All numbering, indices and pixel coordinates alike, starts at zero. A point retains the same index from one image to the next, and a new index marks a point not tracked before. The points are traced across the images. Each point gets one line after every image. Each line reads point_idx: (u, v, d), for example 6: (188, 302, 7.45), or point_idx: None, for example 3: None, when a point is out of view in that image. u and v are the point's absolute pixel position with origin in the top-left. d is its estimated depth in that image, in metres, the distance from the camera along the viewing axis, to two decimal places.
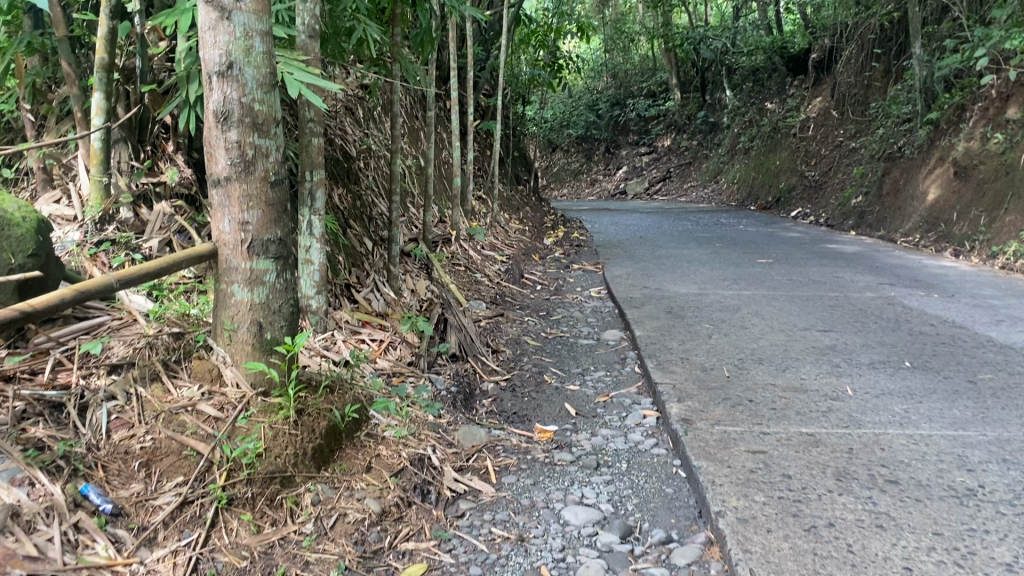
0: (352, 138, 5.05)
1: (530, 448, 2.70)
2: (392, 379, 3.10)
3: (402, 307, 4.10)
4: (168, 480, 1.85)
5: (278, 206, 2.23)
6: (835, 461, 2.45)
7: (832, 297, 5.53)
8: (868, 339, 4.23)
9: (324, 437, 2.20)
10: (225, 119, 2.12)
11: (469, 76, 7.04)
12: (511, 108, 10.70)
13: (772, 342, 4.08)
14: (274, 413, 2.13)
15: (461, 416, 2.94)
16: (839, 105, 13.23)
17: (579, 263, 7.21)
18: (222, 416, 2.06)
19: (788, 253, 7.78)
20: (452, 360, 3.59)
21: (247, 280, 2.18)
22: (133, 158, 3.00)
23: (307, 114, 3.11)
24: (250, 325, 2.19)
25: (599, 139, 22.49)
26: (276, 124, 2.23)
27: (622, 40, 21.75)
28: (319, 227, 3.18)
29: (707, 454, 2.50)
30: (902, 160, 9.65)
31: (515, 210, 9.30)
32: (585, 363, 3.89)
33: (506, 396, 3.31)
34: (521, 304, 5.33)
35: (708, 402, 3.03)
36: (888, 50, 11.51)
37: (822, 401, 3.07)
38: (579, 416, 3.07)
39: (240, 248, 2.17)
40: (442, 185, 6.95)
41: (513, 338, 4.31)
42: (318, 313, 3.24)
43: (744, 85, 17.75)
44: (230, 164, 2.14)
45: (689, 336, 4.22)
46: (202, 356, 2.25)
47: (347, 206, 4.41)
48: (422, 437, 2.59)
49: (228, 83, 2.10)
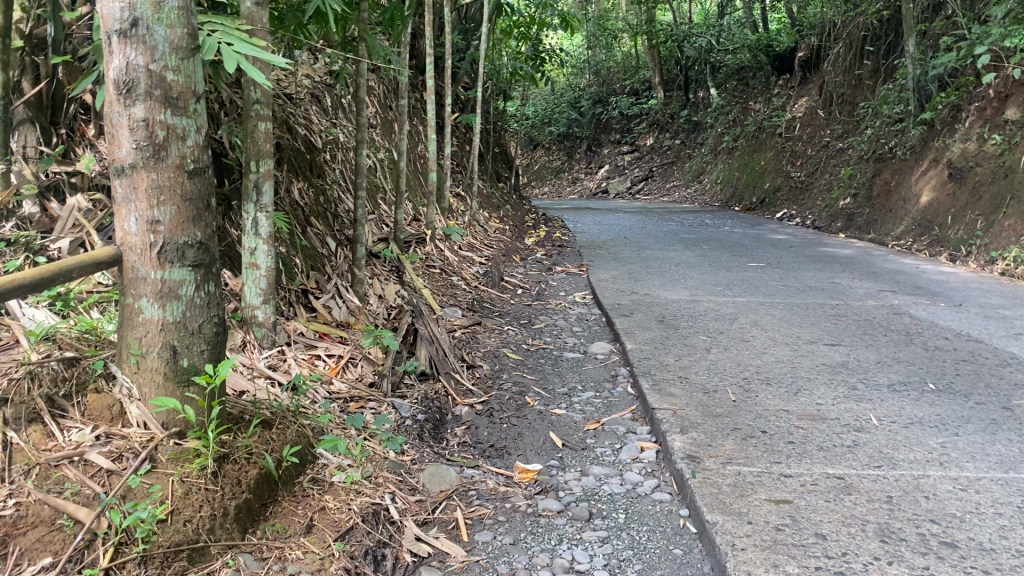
0: (316, 126, 4.62)
1: (510, 493, 2.26)
2: (349, 404, 2.68)
3: (367, 316, 3.67)
4: (30, 564, 1.42)
5: (199, 202, 1.80)
6: (876, 515, 2.04)
7: (833, 305, 5.13)
8: (880, 355, 3.83)
9: (252, 491, 1.78)
10: (129, 91, 1.69)
11: (447, 64, 6.60)
12: (492, 101, 10.27)
13: (778, 358, 3.68)
14: (188, 462, 1.71)
15: (429, 451, 2.50)
16: (825, 105, 12.88)
17: (562, 265, 6.78)
18: (117, 470, 1.63)
19: (780, 257, 7.41)
20: (421, 380, 3.15)
21: (157, 294, 1.75)
22: (42, 143, 2.56)
23: (252, 94, 2.67)
24: (161, 350, 1.76)
25: (581, 137, 22.10)
26: (196, 98, 1.79)
27: (604, 37, 21.35)
28: (266, 226, 2.73)
29: (721, 505, 2.08)
30: (893, 160, 9.30)
31: (495, 207, 8.90)
32: (572, 381, 3.46)
33: (482, 422, 2.88)
34: (500, 310, 4.89)
35: (716, 434, 2.61)
36: (878, 48, 11.18)
37: (845, 434, 2.66)
38: (565, 449, 2.65)
39: (149, 253, 1.74)
40: (417, 180, 6.49)
41: (491, 351, 3.87)
42: (263, 325, 2.80)
43: (728, 83, 17.42)
44: (137, 149, 1.71)
45: (687, 349, 3.81)
46: (100, 389, 1.81)
47: (309, 203, 3.98)
48: (379, 482, 2.17)
49: (132, 44, 1.66)
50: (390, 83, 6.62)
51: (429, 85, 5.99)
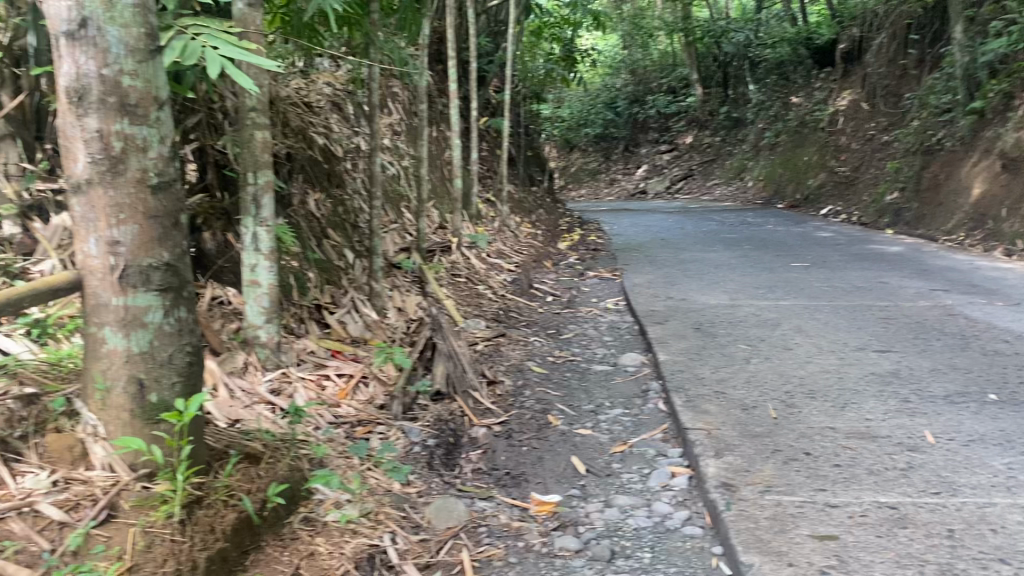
0: (336, 135, 4.48)
1: (525, 529, 2.06)
2: (355, 429, 2.51)
3: (384, 331, 3.50)
4: None
5: (166, 218, 1.62)
6: (935, 554, 1.80)
7: (881, 307, 4.84)
8: (934, 362, 3.54)
9: (229, 539, 1.62)
10: (81, 99, 1.52)
11: (472, 66, 6.42)
12: (524, 105, 10.09)
13: (823, 368, 3.43)
14: (153, 510, 1.56)
15: (438, 481, 2.32)
16: (869, 97, 12.44)
17: (596, 270, 6.56)
18: (70, 522, 1.50)
19: (826, 256, 7.09)
20: (435, 400, 2.96)
21: (121, 322, 1.59)
22: (25, 159, 2.45)
23: (246, 101, 2.48)
24: (126, 384, 1.60)
25: (618, 138, 21.72)
26: (159, 105, 1.61)
27: (641, 35, 21.04)
28: (267, 240, 2.56)
29: (758, 542, 1.86)
30: (942, 152, 8.90)
31: (528, 212, 8.70)
32: (600, 397, 3.24)
33: (500, 445, 2.68)
34: (528, 320, 4.69)
35: (754, 457, 2.38)
36: (924, 37, 10.76)
37: (898, 454, 2.41)
38: (589, 475, 2.44)
39: (110, 277, 1.58)
40: (443, 186, 6.33)
41: (514, 365, 3.67)
42: (267, 346, 2.62)
43: (768, 78, 16.99)
44: (92, 163, 1.54)
45: (725, 360, 3.57)
46: (61, 429, 1.67)
47: (326, 214, 3.83)
48: (378, 520, 1.99)
49: (81, 47, 1.50)
50: (414, 88, 6.47)
51: (454, 89, 5.81)
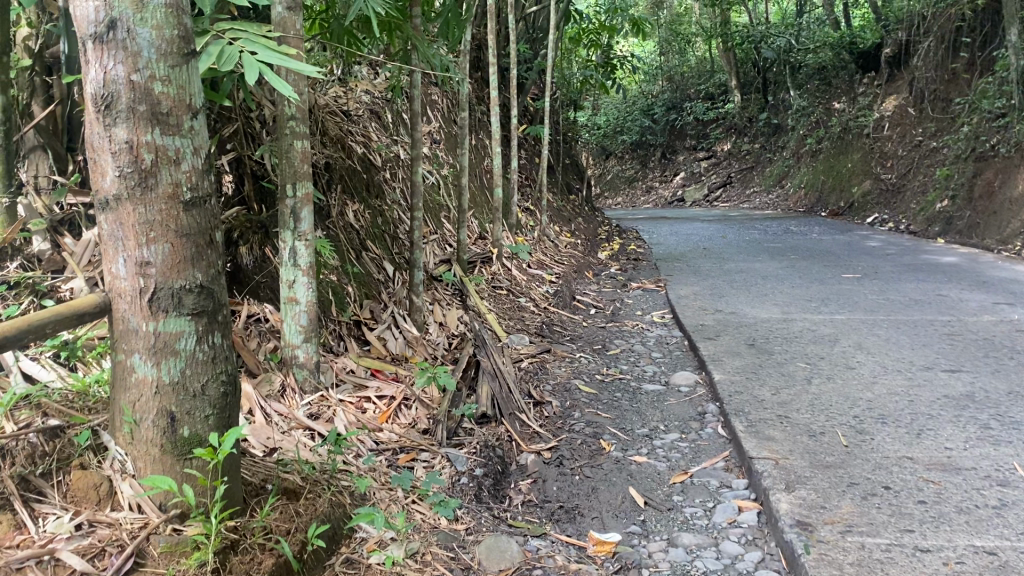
0: (375, 143, 4.37)
1: (583, 572, 1.91)
2: (398, 457, 2.37)
3: (425, 347, 3.35)
4: None
5: (200, 237, 1.49)
6: None
7: (944, 322, 4.59)
8: (1011, 384, 3.31)
9: None
10: (109, 107, 1.39)
11: (511, 72, 6.29)
12: (562, 113, 9.92)
13: (891, 390, 3.22)
14: (182, 558, 1.43)
15: (488, 515, 2.16)
16: (916, 102, 12.11)
17: (639, 281, 6.37)
18: (93, 572, 1.37)
19: (877, 267, 6.83)
20: (480, 423, 2.81)
21: (150, 349, 1.46)
22: (56, 171, 2.40)
23: (286, 109, 2.34)
24: (156, 418, 1.47)
25: (655, 145, 21.45)
26: (194, 114, 1.48)
27: (678, 41, 20.80)
28: (306, 255, 2.42)
29: None
30: (996, 159, 8.58)
31: (566, 221, 8.54)
32: (653, 421, 3.06)
33: (551, 474, 2.52)
34: (573, 335, 4.52)
35: (829, 491, 2.20)
36: (975, 40, 10.43)
37: (987, 490, 2.21)
38: (649, 509, 2.27)
39: (140, 301, 1.45)
40: (483, 196, 6.19)
41: (561, 384, 3.51)
42: (305, 367, 2.49)
43: (809, 84, 16.67)
44: (121, 176, 1.41)
45: (784, 379, 3.38)
46: (86, 465, 1.55)
47: (365, 225, 3.70)
48: (425, 562, 1.84)
49: (109, 51, 1.37)
50: (453, 96, 6.34)
51: (494, 97, 5.68)
